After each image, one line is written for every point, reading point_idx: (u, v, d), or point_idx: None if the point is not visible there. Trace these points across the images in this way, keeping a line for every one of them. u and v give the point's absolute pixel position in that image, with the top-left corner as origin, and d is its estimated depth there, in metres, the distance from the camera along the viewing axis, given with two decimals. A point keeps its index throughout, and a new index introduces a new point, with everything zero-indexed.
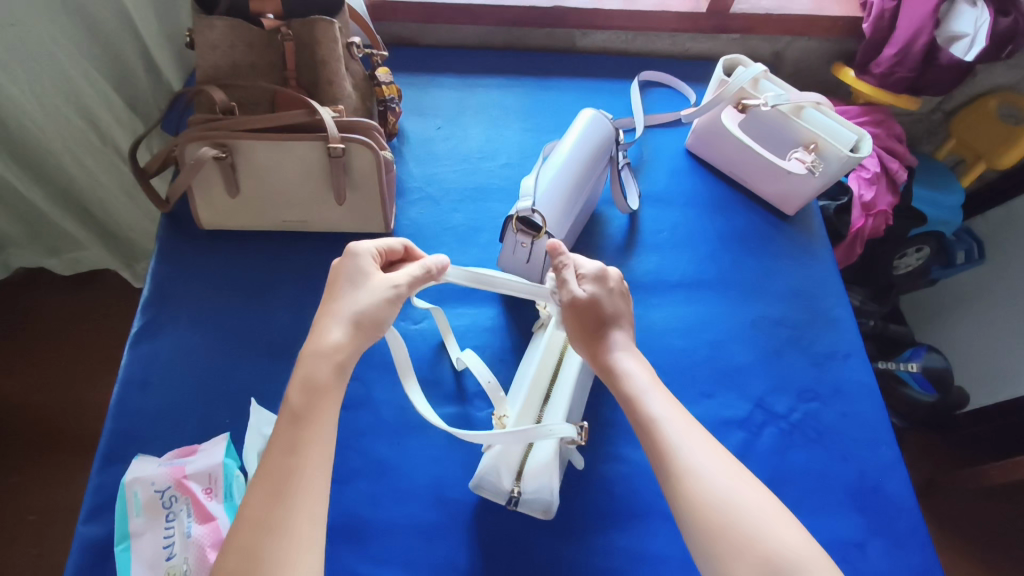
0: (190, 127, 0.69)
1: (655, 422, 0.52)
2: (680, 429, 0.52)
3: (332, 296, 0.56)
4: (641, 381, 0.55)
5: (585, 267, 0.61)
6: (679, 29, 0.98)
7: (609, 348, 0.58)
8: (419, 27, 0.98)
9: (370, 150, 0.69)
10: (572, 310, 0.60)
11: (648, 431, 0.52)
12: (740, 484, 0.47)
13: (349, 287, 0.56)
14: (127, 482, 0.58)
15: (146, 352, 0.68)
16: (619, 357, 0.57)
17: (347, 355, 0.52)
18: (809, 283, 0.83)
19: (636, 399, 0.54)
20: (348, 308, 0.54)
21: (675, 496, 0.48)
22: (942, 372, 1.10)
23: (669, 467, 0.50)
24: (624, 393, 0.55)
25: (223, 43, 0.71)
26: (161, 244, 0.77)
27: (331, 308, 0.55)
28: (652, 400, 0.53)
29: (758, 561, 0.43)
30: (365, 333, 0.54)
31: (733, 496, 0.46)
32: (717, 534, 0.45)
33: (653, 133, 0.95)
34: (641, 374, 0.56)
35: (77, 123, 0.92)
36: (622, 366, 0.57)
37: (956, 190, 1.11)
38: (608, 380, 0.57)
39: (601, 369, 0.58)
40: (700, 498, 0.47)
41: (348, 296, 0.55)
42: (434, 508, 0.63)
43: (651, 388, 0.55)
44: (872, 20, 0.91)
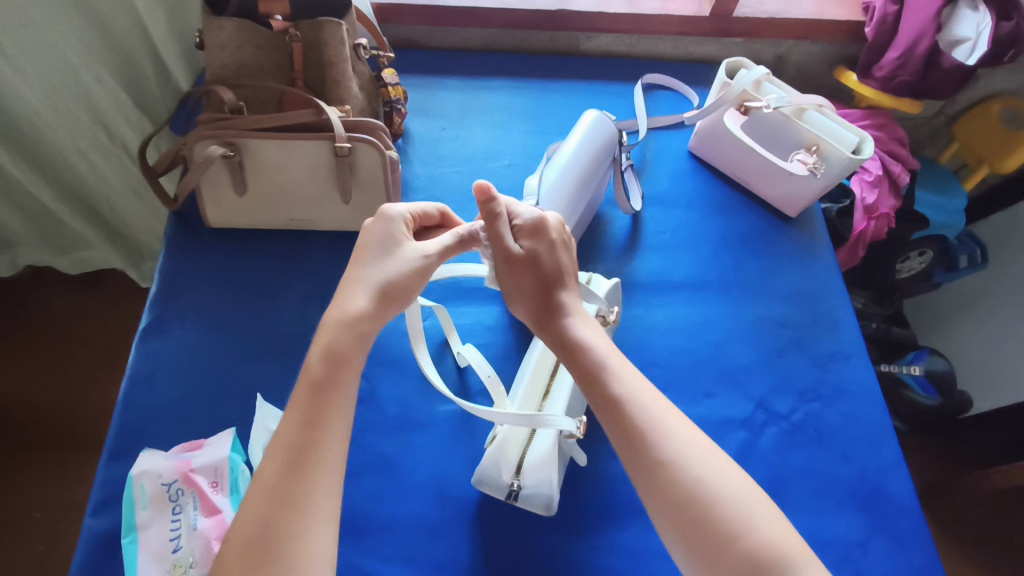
0: (199, 127, 0.70)
1: (625, 403, 0.53)
2: (655, 412, 0.52)
3: (362, 262, 0.58)
4: (602, 355, 0.56)
5: (521, 218, 0.61)
6: (682, 33, 0.99)
7: (562, 318, 0.59)
8: (425, 30, 0.99)
9: (376, 149, 0.70)
10: (515, 267, 0.60)
11: (620, 413, 0.52)
12: (717, 470, 0.49)
13: (378, 254, 0.58)
14: (134, 475, 0.59)
15: (153, 349, 0.69)
16: (573, 328, 0.59)
17: (371, 322, 0.55)
18: (811, 284, 0.83)
19: (600, 378, 0.55)
20: (377, 277, 0.57)
21: (654, 485, 0.49)
22: (945, 375, 1.11)
23: (646, 453, 0.50)
24: (588, 369, 0.56)
25: (231, 44, 0.72)
26: (169, 242, 0.78)
27: (360, 276, 0.57)
28: (616, 379, 0.54)
29: (741, 551, 0.46)
30: (392, 302, 0.57)
31: (711, 486, 0.48)
32: (698, 525, 0.47)
33: (655, 135, 0.95)
34: (596, 343, 0.58)
35: (87, 123, 0.93)
36: (577, 337, 0.58)
37: (959, 194, 1.11)
38: (566, 353, 0.58)
39: (558, 342, 0.58)
40: (682, 488, 0.48)
41: (377, 265, 0.58)
42: (436, 505, 0.63)
43: (614, 365, 0.56)
44: (875, 23, 0.92)
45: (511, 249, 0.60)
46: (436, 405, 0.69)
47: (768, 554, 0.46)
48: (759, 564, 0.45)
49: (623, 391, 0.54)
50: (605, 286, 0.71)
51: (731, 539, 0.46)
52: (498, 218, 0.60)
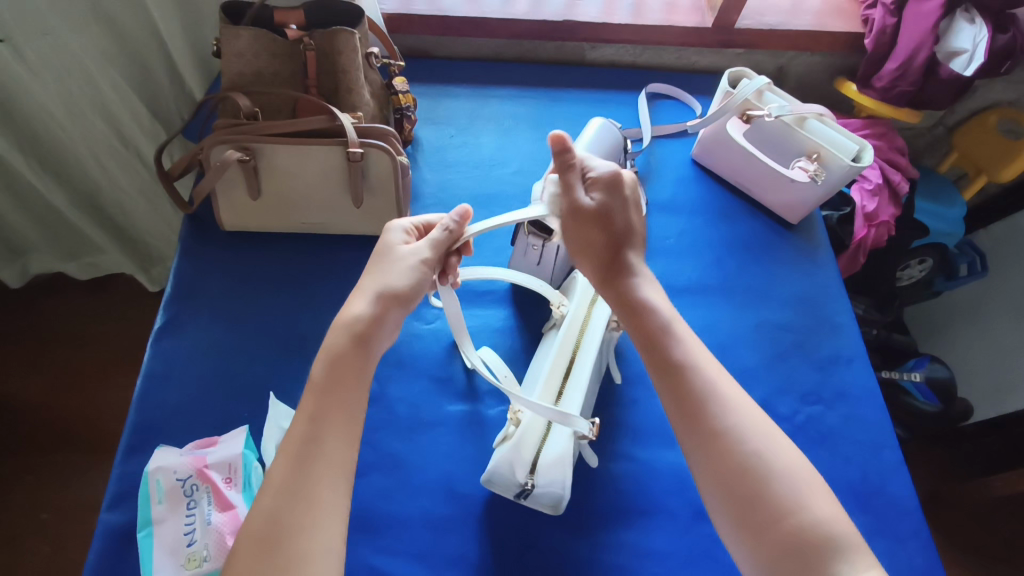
0: (215, 132, 0.72)
1: (685, 370, 0.56)
2: (716, 382, 0.55)
3: (376, 264, 0.60)
4: (665, 318, 0.59)
5: (595, 171, 0.63)
6: (685, 44, 1.01)
7: (626, 276, 0.61)
8: (433, 40, 1.01)
9: (388, 155, 0.72)
10: (585, 220, 0.62)
11: (683, 377, 0.55)
12: (775, 445, 0.52)
13: (377, 260, 0.60)
14: (150, 471, 0.61)
15: (168, 348, 0.71)
16: (639, 288, 0.61)
17: (368, 324, 0.56)
18: (812, 289, 0.85)
19: (664, 340, 0.58)
20: (381, 278, 0.58)
21: (708, 452, 0.52)
22: (946, 382, 1.11)
23: (706, 420, 0.53)
24: (652, 331, 0.58)
25: (248, 52, 0.74)
26: (183, 244, 0.79)
27: (369, 278, 0.59)
28: (679, 344, 0.57)
29: (790, 529, 0.48)
30: (394, 303, 0.58)
31: (768, 460, 0.51)
32: (750, 493, 0.50)
33: (659, 143, 0.97)
34: (659, 304, 0.60)
35: (102, 129, 0.95)
36: (642, 297, 0.60)
37: (959, 204, 1.13)
38: (629, 312, 0.60)
39: (622, 301, 0.60)
40: (734, 460, 0.51)
41: (383, 266, 0.59)
42: (445, 503, 0.65)
43: (679, 330, 0.58)
44: (874, 35, 0.94)
45: (582, 200, 0.62)
46: (445, 405, 0.71)
47: (816, 535, 0.47)
48: (807, 542, 0.47)
49: (685, 357, 0.56)
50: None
51: (783, 513, 0.48)
52: (573, 170, 0.63)
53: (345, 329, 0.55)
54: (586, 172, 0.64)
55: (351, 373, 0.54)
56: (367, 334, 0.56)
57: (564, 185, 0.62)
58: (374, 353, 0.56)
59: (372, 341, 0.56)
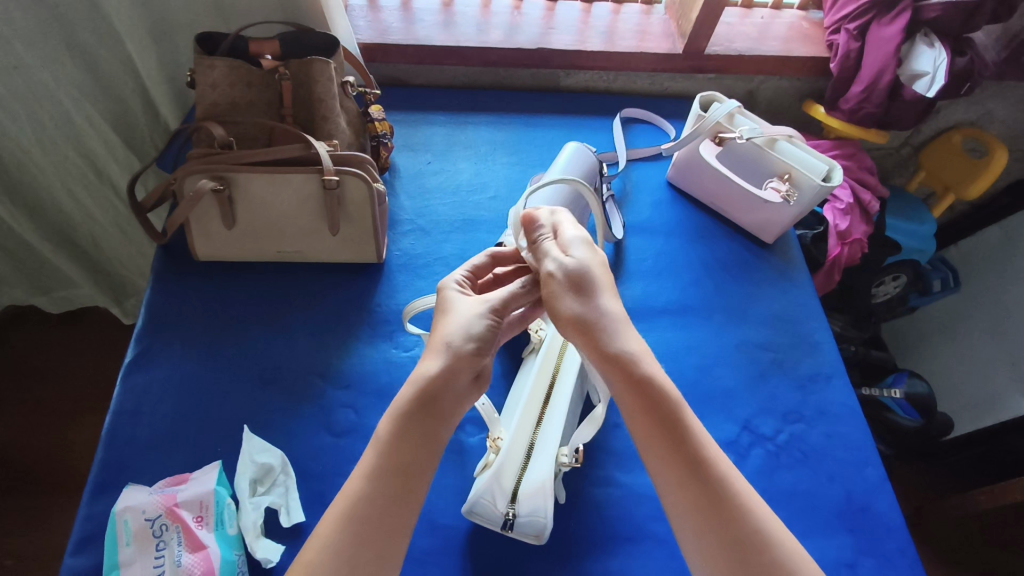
0: (191, 161, 0.72)
1: (700, 462, 0.50)
2: (730, 474, 0.50)
3: (440, 320, 0.56)
4: (671, 393, 0.52)
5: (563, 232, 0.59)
6: (658, 69, 1.03)
7: (620, 343, 0.52)
8: (411, 68, 1.02)
9: (363, 182, 0.72)
10: (577, 277, 0.55)
11: (694, 475, 0.49)
12: (789, 547, 0.48)
13: (443, 315, 0.56)
14: (118, 511, 0.58)
15: (140, 382, 0.69)
16: (640, 363, 0.52)
17: (439, 384, 0.51)
18: (789, 308, 0.85)
19: (673, 426, 0.51)
20: (450, 330, 0.54)
21: (723, 562, 0.47)
22: (926, 398, 1.12)
23: (729, 530, 0.48)
24: (660, 416, 0.51)
25: (223, 82, 0.74)
26: (156, 275, 0.78)
27: (439, 334, 0.54)
28: (689, 430, 0.51)
29: None
30: (469, 350, 0.53)
31: (787, 564, 0.47)
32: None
33: (635, 166, 0.99)
34: (662, 377, 0.52)
35: (76, 162, 0.94)
36: (645, 372, 0.52)
37: (929, 220, 1.15)
38: (632, 390, 0.51)
39: (626, 375, 0.52)
40: (759, 566, 0.47)
41: (450, 319, 0.56)
42: (426, 535, 0.63)
43: (684, 414, 0.51)
44: (839, 59, 0.98)
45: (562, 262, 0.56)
46: None
47: None
48: None
49: (696, 447, 0.50)
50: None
51: None
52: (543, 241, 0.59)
53: (418, 381, 0.51)
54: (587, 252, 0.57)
55: (415, 438, 0.50)
56: (441, 392, 0.51)
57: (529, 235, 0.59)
58: (446, 412, 0.52)
59: (450, 396, 0.52)
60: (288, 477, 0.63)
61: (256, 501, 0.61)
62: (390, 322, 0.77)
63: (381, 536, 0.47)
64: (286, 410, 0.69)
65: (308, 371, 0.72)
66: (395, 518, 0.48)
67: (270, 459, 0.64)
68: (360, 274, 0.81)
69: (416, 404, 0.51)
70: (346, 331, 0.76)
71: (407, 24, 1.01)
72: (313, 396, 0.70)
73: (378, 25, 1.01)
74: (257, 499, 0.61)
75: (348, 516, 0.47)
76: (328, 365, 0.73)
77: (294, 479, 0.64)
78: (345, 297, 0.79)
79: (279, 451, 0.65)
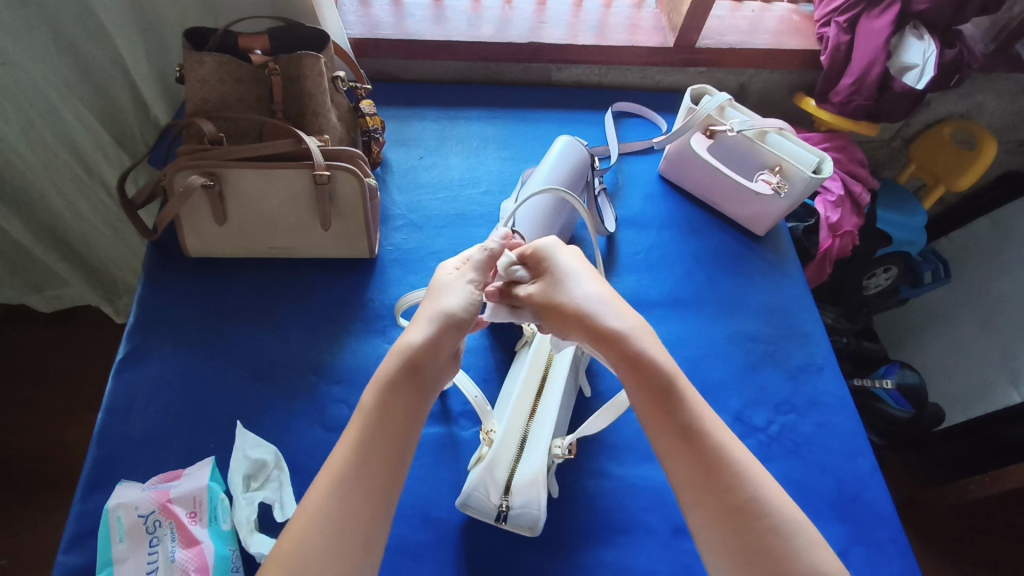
0: (180, 157, 0.71)
1: (695, 432, 0.50)
2: (728, 446, 0.50)
3: (433, 295, 0.57)
4: (668, 370, 0.52)
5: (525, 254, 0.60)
6: (649, 63, 1.03)
7: (612, 323, 0.53)
8: (402, 63, 1.02)
9: (355, 178, 0.72)
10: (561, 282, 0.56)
11: (691, 444, 0.50)
12: (789, 512, 0.48)
13: (434, 293, 0.57)
14: (111, 508, 0.57)
15: (132, 379, 0.69)
16: (634, 340, 0.52)
17: (425, 351, 0.52)
18: (781, 300, 0.86)
19: (669, 399, 0.51)
20: (441, 305, 0.54)
21: (723, 531, 0.47)
22: (918, 388, 1.12)
23: (727, 499, 0.48)
24: (656, 391, 0.51)
25: (212, 78, 0.74)
26: (147, 272, 0.78)
27: (427, 308, 0.55)
28: (686, 401, 0.51)
29: None
30: (457, 326, 0.54)
31: (786, 533, 0.46)
32: (766, 570, 0.45)
33: (627, 160, 0.99)
34: (657, 352, 0.53)
35: (65, 160, 0.93)
36: (640, 349, 0.52)
37: (920, 212, 1.16)
38: (628, 364, 0.52)
39: (622, 353, 0.52)
40: (758, 535, 0.46)
41: (445, 294, 0.56)
42: (420, 529, 0.63)
43: (681, 385, 0.52)
44: (829, 52, 0.98)
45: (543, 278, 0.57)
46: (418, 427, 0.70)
47: None
48: None
49: (692, 417, 0.51)
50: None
51: None
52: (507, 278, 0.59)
53: (404, 349, 0.52)
54: (545, 265, 0.58)
55: (397, 405, 0.50)
56: (424, 359, 0.52)
57: (485, 293, 0.59)
58: (430, 382, 0.53)
59: (431, 370, 0.53)
60: (281, 472, 0.63)
61: (249, 496, 0.60)
62: (382, 317, 0.77)
63: (364, 515, 0.46)
64: (279, 406, 0.69)
65: (301, 367, 0.72)
66: (378, 496, 0.48)
67: (263, 454, 0.64)
68: (352, 270, 0.81)
69: (397, 372, 0.51)
70: (338, 327, 0.76)
71: (398, 19, 1.01)
72: (306, 392, 0.70)
73: (368, 20, 1.00)
74: (251, 494, 0.61)
75: (333, 492, 0.46)
76: (321, 360, 0.73)
77: (288, 474, 0.64)
78: (339, 292, 0.79)
79: (272, 446, 0.65)
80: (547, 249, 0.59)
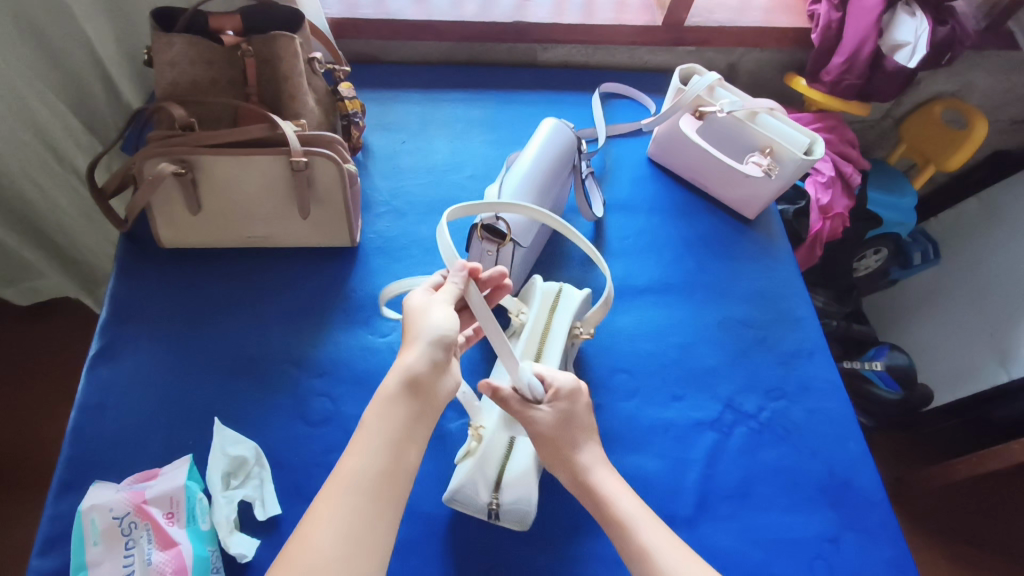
0: (149, 144, 0.68)
1: (653, 551, 0.52)
2: (686, 564, 0.51)
3: (415, 318, 0.56)
4: (630, 508, 0.55)
5: (553, 386, 0.59)
6: (636, 42, 1.01)
7: (585, 470, 0.57)
8: (383, 44, 0.99)
9: (334, 164, 0.69)
10: (571, 430, 0.58)
11: (624, 539, 0.54)
12: None
13: (417, 318, 0.56)
14: (84, 510, 0.55)
15: (104, 376, 0.66)
16: (600, 485, 0.57)
17: (424, 372, 0.52)
18: (772, 284, 0.84)
19: (628, 529, 0.54)
20: (431, 329, 0.54)
21: None
22: (907, 370, 1.11)
23: None
24: (617, 524, 0.54)
25: (182, 60, 0.70)
26: (118, 264, 0.75)
27: (412, 332, 0.55)
28: (645, 527, 0.54)
29: None
30: (446, 347, 0.54)
31: None
32: None
33: (615, 142, 0.97)
34: (620, 493, 0.56)
35: (33, 147, 0.89)
36: (604, 492, 0.56)
37: (910, 193, 1.15)
38: (591, 504, 0.57)
39: (589, 498, 0.57)
40: None
41: (428, 316, 0.55)
42: (406, 524, 0.62)
43: (640, 516, 0.55)
44: (820, 30, 0.95)
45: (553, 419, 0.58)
46: None
47: None
48: None
49: (617, 515, 0.55)
50: (577, 299, 0.69)
51: None
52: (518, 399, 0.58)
53: (403, 370, 0.52)
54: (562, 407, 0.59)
55: (400, 420, 0.50)
56: (421, 379, 0.52)
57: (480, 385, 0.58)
58: (432, 397, 0.53)
59: (433, 388, 0.53)
60: (262, 469, 0.62)
61: (230, 495, 0.59)
62: (365, 307, 0.75)
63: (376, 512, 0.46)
64: (259, 400, 0.67)
65: (281, 359, 0.70)
66: (389, 493, 0.47)
67: (243, 450, 0.62)
68: (333, 258, 0.79)
69: (399, 391, 0.51)
70: (320, 318, 0.74)
71: None
72: (287, 386, 0.68)
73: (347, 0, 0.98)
74: (231, 492, 0.59)
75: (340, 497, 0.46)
76: (302, 353, 0.71)
77: (268, 471, 0.62)
78: (320, 282, 0.76)
79: (252, 442, 0.63)
80: (571, 395, 0.59)
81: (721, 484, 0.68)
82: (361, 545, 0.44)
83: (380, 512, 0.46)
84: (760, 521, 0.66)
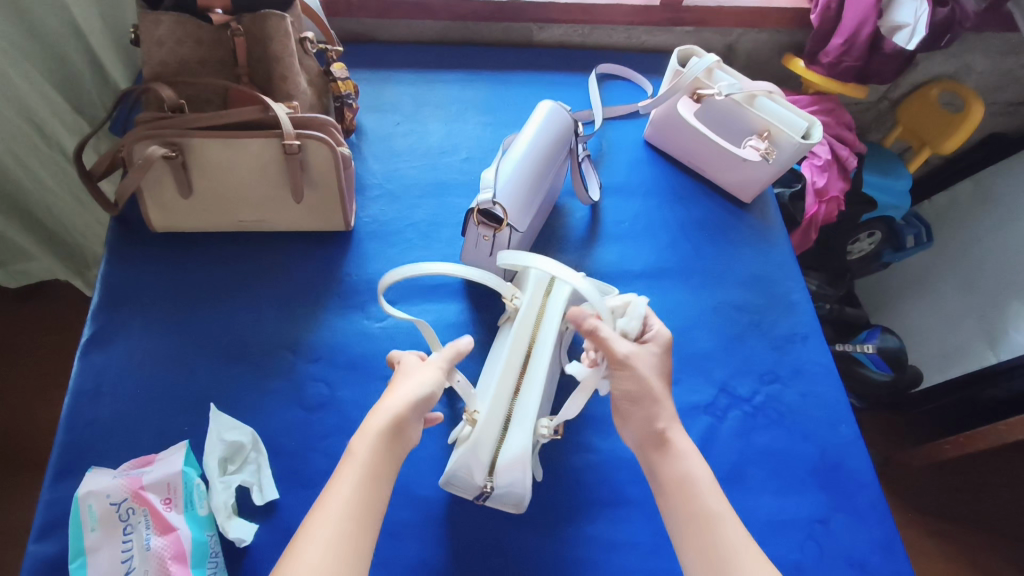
0: (137, 127, 0.67)
1: (707, 514, 0.53)
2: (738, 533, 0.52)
3: (405, 372, 0.56)
4: (695, 468, 0.56)
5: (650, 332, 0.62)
6: (634, 22, 0.99)
7: (662, 423, 0.58)
8: (376, 23, 0.97)
9: (327, 147, 0.68)
10: (653, 369, 0.59)
11: (685, 497, 0.54)
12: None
13: (409, 371, 0.56)
14: (80, 496, 0.55)
15: (98, 362, 0.66)
16: (673, 440, 0.57)
17: (403, 420, 0.52)
18: (767, 268, 0.85)
19: (690, 486, 0.54)
20: (418, 382, 0.54)
21: None
22: (898, 352, 1.13)
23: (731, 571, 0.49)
24: (681, 481, 0.55)
25: (169, 39, 0.69)
26: (109, 248, 0.74)
27: (401, 381, 0.55)
28: (709, 492, 0.54)
29: None
30: (429, 398, 0.54)
31: None
32: None
33: (611, 124, 0.96)
34: (692, 454, 0.57)
35: (21, 128, 0.86)
36: (678, 449, 0.57)
37: (904, 175, 1.15)
38: (660, 458, 0.57)
39: (660, 450, 0.57)
40: None
41: (415, 372, 0.56)
42: (403, 508, 0.62)
43: (704, 478, 0.55)
44: (819, 11, 0.94)
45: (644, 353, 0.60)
46: None
47: None
48: None
49: (684, 475, 0.55)
50: None
51: None
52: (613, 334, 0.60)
53: (389, 412, 0.52)
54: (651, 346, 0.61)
55: (386, 455, 0.50)
56: (405, 422, 0.52)
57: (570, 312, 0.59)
58: (404, 442, 0.52)
59: (408, 432, 0.53)
60: (259, 454, 0.62)
61: (227, 480, 0.59)
62: (360, 293, 0.75)
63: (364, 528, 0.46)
64: (253, 386, 0.67)
65: (276, 345, 0.70)
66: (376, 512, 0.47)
67: (240, 436, 0.62)
68: (328, 242, 0.78)
69: (385, 429, 0.51)
70: (314, 303, 0.73)
71: None
72: (283, 371, 0.68)
73: None
74: (228, 478, 0.60)
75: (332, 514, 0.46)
76: (298, 338, 0.70)
77: (265, 456, 0.62)
78: (315, 266, 0.76)
79: (249, 427, 0.63)
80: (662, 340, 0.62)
81: (715, 468, 0.69)
82: (350, 554, 0.44)
83: (370, 525, 0.47)
84: (752, 503, 0.67)
